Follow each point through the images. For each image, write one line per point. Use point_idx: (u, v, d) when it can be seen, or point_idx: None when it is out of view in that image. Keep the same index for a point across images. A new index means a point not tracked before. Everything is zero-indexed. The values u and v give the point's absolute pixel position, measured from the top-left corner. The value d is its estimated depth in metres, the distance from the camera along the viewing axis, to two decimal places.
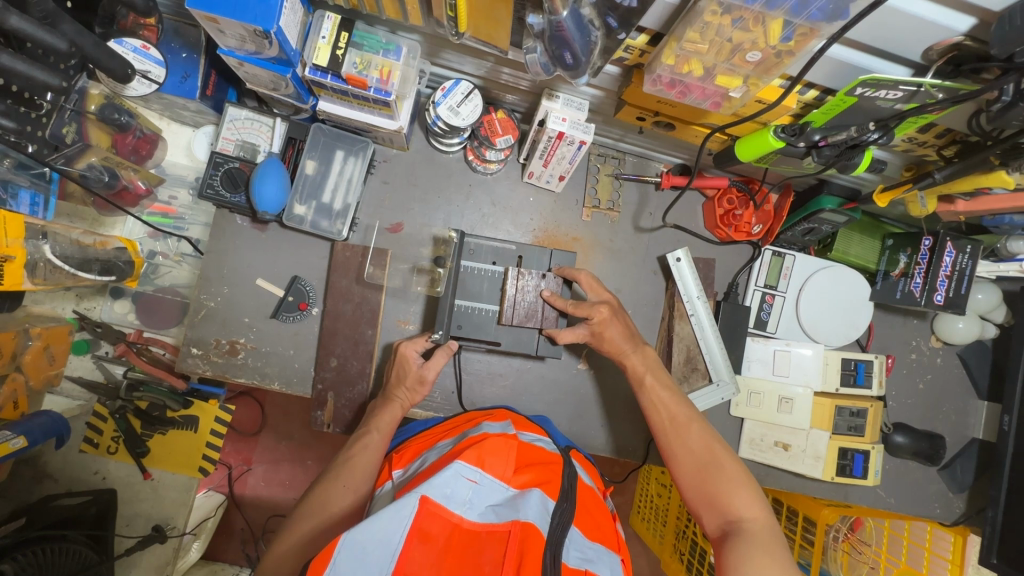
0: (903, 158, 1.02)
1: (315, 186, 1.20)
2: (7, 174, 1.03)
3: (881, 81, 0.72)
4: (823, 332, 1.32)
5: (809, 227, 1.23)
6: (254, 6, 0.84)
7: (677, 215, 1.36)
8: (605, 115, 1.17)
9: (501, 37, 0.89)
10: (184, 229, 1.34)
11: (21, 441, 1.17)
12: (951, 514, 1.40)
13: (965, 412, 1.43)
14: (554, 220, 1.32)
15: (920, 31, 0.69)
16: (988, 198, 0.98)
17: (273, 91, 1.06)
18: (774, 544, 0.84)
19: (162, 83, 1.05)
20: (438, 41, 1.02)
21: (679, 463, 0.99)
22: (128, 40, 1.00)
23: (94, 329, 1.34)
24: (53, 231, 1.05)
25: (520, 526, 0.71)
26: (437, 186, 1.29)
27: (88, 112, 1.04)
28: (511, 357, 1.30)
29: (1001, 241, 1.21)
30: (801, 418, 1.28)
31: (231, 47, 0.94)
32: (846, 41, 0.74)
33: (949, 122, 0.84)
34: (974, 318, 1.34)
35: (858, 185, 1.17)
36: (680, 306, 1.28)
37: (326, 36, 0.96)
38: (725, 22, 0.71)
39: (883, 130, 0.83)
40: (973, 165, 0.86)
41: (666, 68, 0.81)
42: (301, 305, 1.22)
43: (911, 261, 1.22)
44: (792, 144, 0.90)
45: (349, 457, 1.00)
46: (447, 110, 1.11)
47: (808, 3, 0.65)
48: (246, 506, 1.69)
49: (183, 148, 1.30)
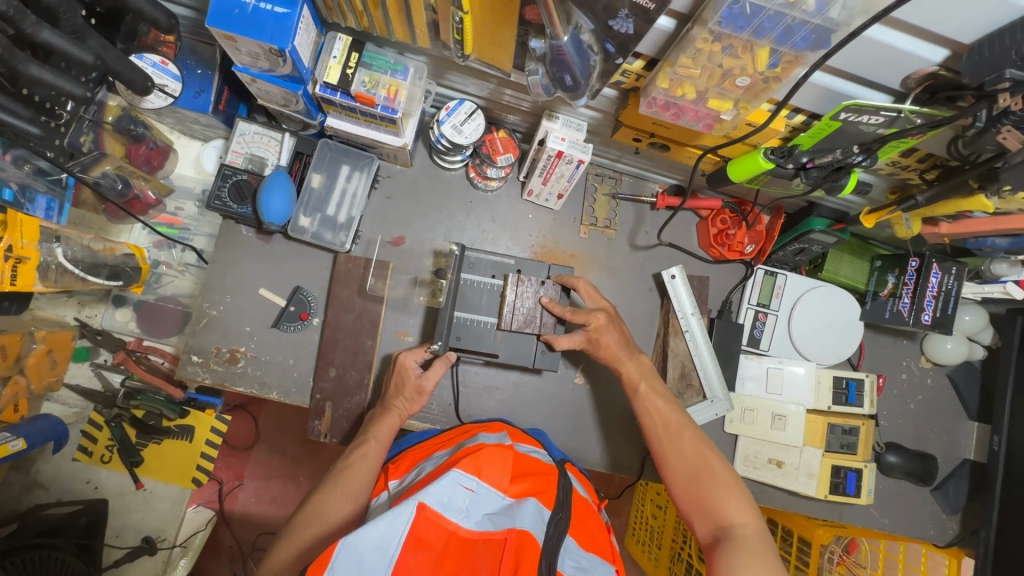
0: (888, 181, 1.07)
1: (320, 200, 1.23)
2: (26, 180, 1.06)
3: (863, 108, 0.76)
4: (814, 350, 1.34)
5: (800, 247, 1.27)
6: (271, 27, 0.88)
7: (673, 234, 1.40)
8: (603, 136, 1.22)
9: (505, 60, 0.94)
10: (189, 239, 1.37)
11: (21, 443, 1.19)
12: (945, 536, 1.40)
13: (956, 433, 1.44)
14: (553, 237, 1.35)
15: (898, 61, 0.73)
16: (970, 220, 1.03)
17: (284, 107, 1.10)
18: (765, 549, 0.85)
19: (178, 97, 1.09)
20: (444, 63, 1.07)
21: (672, 468, 1.00)
22: (149, 56, 1.05)
23: (94, 336, 1.35)
24: (66, 235, 1.08)
25: (516, 534, 0.73)
26: (439, 201, 1.33)
27: (105, 122, 1.08)
28: (508, 371, 1.32)
29: (985, 264, 1.25)
30: (794, 434, 1.29)
31: (246, 64, 0.99)
32: (828, 68, 0.79)
33: (931, 148, 0.89)
34: (961, 339, 1.38)
35: (846, 207, 1.22)
36: (675, 322, 1.31)
37: (337, 56, 1.00)
38: (716, 49, 0.75)
39: (867, 152, 0.87)
40: (952, 188, 0.91)
41: (661, 91, 0.86)
42: (302, 314, 1.24)
43: (899, 281, 1.27)
44: (781, 166, 0.94)
45: (348, 465, 1.01)
46: (451, 129, 1.15)
47: (793, 33, 0.70)
48: (235, 522, 1.66)
49: (192, 161, 1.34)
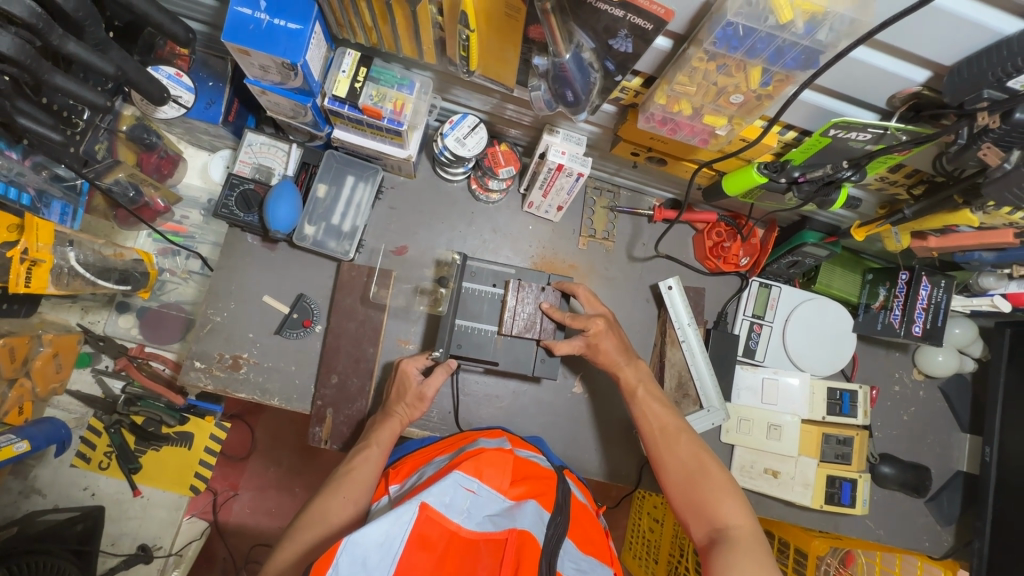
0: (877, 196, 1.11)
1: (325, 209, 1.26)
2: (43, 185, 1.09)
3: (851, 124, 0.80)
4: (808, 361, 1.37)
5: (793, 259, 1.30)
6: (284, 41, 0.91)
7: (669, 246, 1.43)
8: (602, 151, 1.26)
9: (508, 77, 0.97)
10: (194, 246, 1.40)
11: (25, 445, 1.20)
12: (940, 547, 1.42)
13: (949, 445, 1.46)
14: (552, 248, 1.38)
15: (883, 80, 0.77)
16: (957, 234, 1.06)
17: (292, 118, 1.13)
18: (760, 549, 0.86)
19: (190, 107, 1.13)
20: (449, 78, 1.11)
21: (668, 471, 1.02)
22: (164, 68, 1.10)
23: (97, 342, 1.37)
24: (79, 239, 1.10)
25: (516, 534, 0.75)
26: (441, 212, 1.35)
27: (119, 131, 1.12)
28: (508, 380, 1.33)
29: (973, 277, 1.29)
30: (789, 445, 1.30)
31: (257, 77, 1.02)
32: (818, 87, 0.83)
33: (917, 163, 0.93)
34: (952, 351, 1.41)
35: (837, 222, 1.27)
36: (672, 333, 1.33)
37: (346, 71, 1.04)
38: (711, 67, 0.79)
39: (856, 168, 0.91)
40: (938, 203, 0.94)
41: (659, 107, 0.90)
42: (305, 322, 1.26)
43: (890, 294, 1.30)
44: (774, 180, 0.98)
45: (349, 469, 1.02)
46: (454, 141, 1.18)
47: (783, 53, 0.74)
48: (228, 534, 1.65)
49: (199, 170, 1.36)
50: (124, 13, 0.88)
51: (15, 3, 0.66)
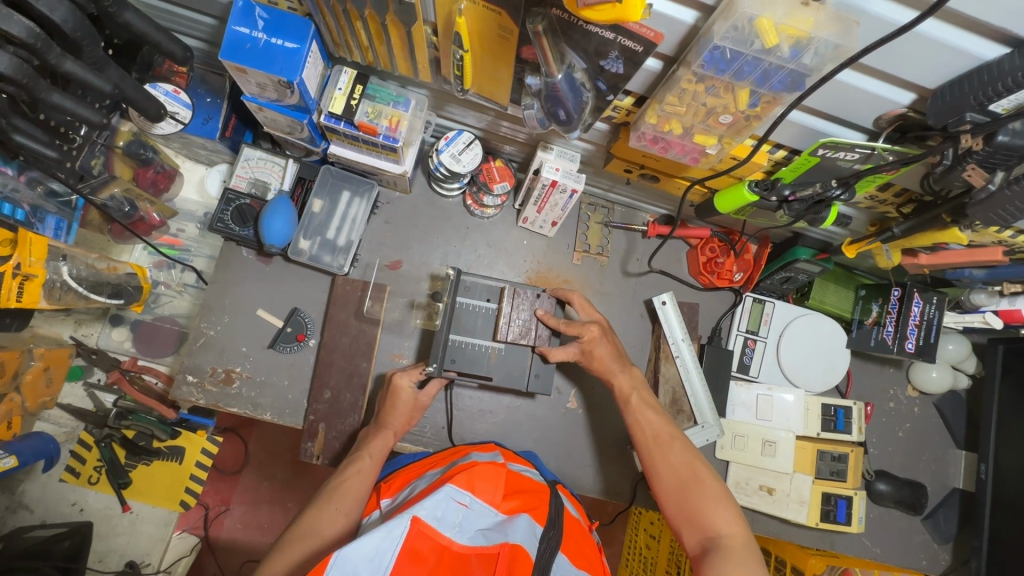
0: (867, 214, 1.13)
1: (321, 224, 1.27)
2: (39, 201, 1.10)
3: (839, 144, 0.81)
4: (802, 377, 1.37)
5: (786, 275, 1.31)
6: (281, 60, 0.93)
7: (663, 261, 1.43)
8: (596, 167, 1.28)
9: (501, 95, 0.99)
10: (189, 259, 1.40)
11: (13, 460, 1.23)
12: (937, 566, 1.41)
13: (945, 461, 1.46)
14: (547, 263, 1.39)
15: (870, 102, 0.78)
16: (947, 252, 1.07)
17: (289, 134, 1.14)
18: (753, 560, 0.86)
19: (187, 123, 1.14)
20: (443, 96, 1.13)
21: (661, 480, 1.01)
22: (162, 85, 1.10)
23: (89, 355, 1.35)
24: (72, 254, 1.12)
25: (509, 548, 0.74)
26: (437, 227, 1.36)
27: (115, 146, 1.12)
28: (502, 395, 1.33)
29: (964, 294, 1.30)
30: (784, 461, 1.29)
31: (254, 93, 1.03)
32: (806, 108, 0.84)
33: (905, 183, 0.94)
34: (946, 367, 1.41)
35: (829, 238, 1.28)
36: (666, 348, 1.33)
37: (342, 88, 1.04)
38: (700, 89, 0.81)
39: (844, 186, 0.91)
40: (926, 221, 0.95)
41: (649, 126, 0.91)
42: (299, 336, 1.26)
43: (882, 310, 1.30)
44: (765, 198, 0.99)
45: (341, 482, 1.01)
46: (449, 157, 1.19)
47: (770, 76, 0.76)
48: (219, 550, 1.62)
49: (195, 184, 1.38)
50: (124, 32, 0.89)
51: (14, 24, 0.67)
